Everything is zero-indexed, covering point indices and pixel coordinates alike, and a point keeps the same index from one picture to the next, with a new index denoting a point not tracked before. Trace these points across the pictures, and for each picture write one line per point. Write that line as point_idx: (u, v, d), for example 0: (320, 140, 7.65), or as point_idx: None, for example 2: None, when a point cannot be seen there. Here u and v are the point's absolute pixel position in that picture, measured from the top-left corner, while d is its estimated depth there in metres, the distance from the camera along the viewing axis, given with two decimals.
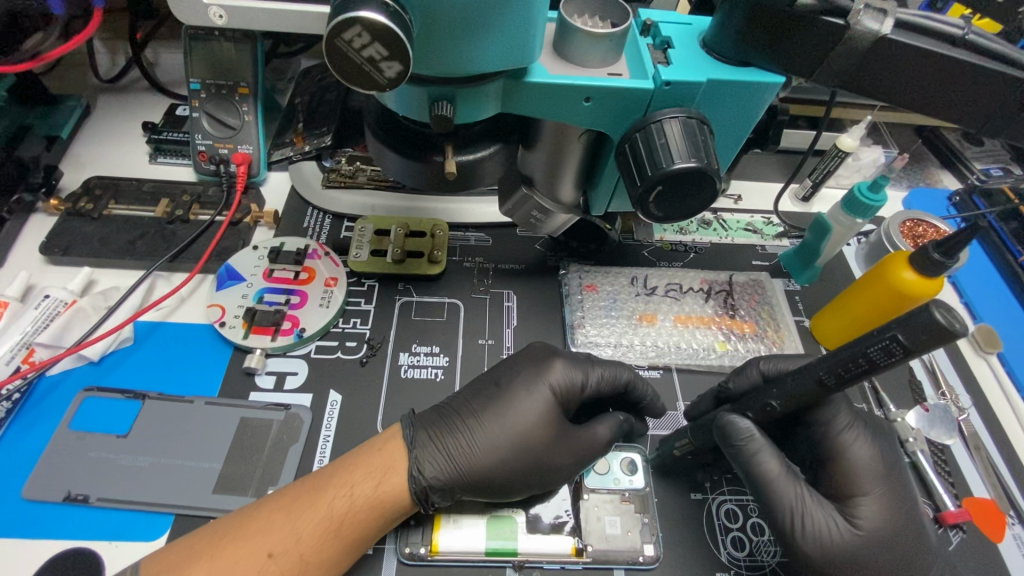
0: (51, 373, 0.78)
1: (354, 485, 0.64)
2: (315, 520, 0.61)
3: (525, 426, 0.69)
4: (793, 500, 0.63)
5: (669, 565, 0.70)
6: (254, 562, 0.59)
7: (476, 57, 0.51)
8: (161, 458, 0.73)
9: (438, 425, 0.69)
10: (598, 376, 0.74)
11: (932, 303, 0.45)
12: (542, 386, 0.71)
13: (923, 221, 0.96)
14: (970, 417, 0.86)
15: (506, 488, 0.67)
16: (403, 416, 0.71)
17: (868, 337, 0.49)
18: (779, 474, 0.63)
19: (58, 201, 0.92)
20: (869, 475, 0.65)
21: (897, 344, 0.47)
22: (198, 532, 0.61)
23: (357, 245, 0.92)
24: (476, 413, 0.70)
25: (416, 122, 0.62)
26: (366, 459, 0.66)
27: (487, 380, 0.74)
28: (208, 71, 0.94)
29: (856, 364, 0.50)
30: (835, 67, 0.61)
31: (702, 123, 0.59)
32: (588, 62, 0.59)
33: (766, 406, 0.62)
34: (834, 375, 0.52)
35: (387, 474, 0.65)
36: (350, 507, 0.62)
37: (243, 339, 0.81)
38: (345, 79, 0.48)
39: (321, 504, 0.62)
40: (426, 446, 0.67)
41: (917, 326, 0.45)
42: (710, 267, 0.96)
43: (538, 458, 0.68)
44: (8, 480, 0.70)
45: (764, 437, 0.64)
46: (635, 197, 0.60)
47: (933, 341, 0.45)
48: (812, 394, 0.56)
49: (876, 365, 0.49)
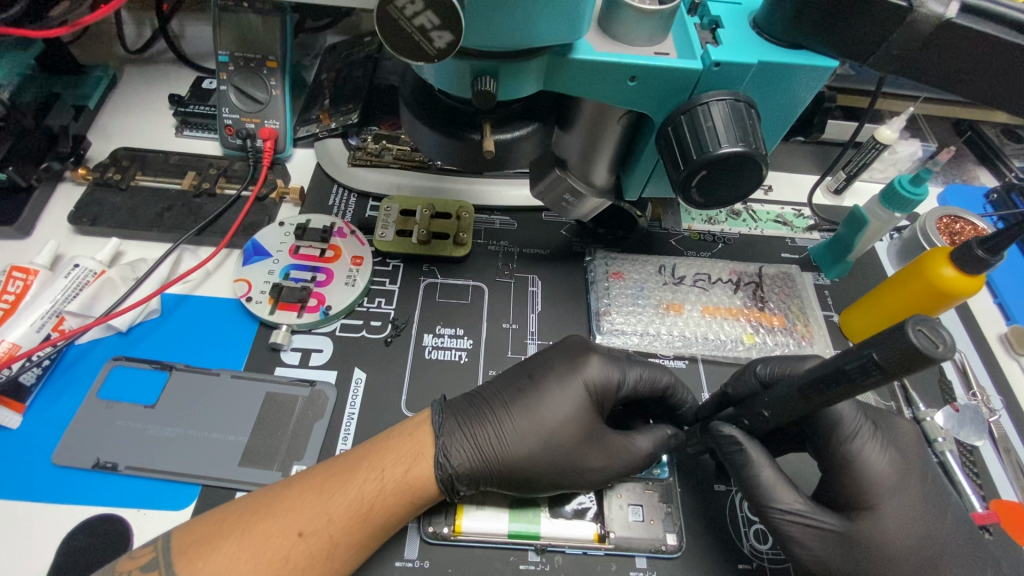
0: (80, 342, 0.79)
1: (384, 468, 0.64)
2: (345, 502, 0.62)
3: (556, 421, 0.68)
4: (789, 512, 0.63)
5: (692, 555, 0.69)
6: (285, 541, 0.59)
7: (523, 32, 0.49)
8: (188, 429, 0.73)
9: (468, 413, 0.69)
10: (635, 375, 0.73)
11: (909, 324, 0.43)
12: (576, 380, 0.70)
13: (961, 217, 0.93)
14: (1001, 419, 0.84)
15: (531, 481, 0.67)
16: (432, 403, 0.71)
17: (849, 354, 0.48)
18: (770, 483, 0.63)
19: (86, 171, 0.92)
20: (882, 487, 0.64)
21: (873, 363, 0.45)
22: (228, 507, 0.62)
23: (383, 225, 0.91)
24: (505, 403, 0.70)
25: (454, 98, 0.61)
26: (396, 443, 0.66)
27: (518, 372, 0.73)
28: (237, 44, 0.93)
29: (839, 382, 0.48)
30: (892, 51, 0.59)
31: (749, 106, 0.57)
32: (635, 39, 0.57)
33: (759, 414, 0.60)
34: (816, 390, 0.51)
35: (417, 459, 0.65)
36: (380, 490, 0.63)
37: (270, 314, 0.81)
38: (394, 48, 0.47)
39: (352, 486, 0.63)
40: (454, 433, 0.67)
41: (890, 345, 0.43)
42: (739, 258, 0.95)
43: (567, 454, 0.67)
44: (39, 445, 0.71)
45: (756, 446, 0.63)
46: (676, 181, 0.58)
47: (911, 366, 0.43)
48: (799, 407, 0.54)
49: (857, 382, 0.47)
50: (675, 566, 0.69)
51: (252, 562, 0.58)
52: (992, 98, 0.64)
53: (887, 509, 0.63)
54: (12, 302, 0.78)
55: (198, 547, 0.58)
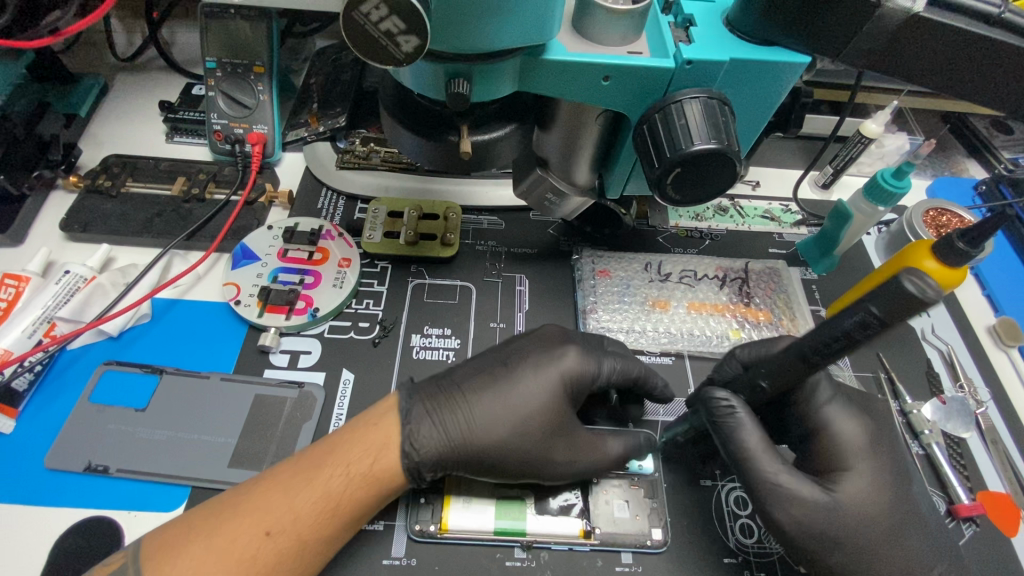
0: (73, 347, 0.80)
1: (349, 463, 0.64)
2: (312, 499, 0.62)
3: (530, 407, 0.69)
4: (778, 478, 0.62)
5: (677, 550, 0.70)
6: (253, 540, 0.60)
7: (492, 33, 0.50)
8: (178, 432, 0.74)
9: (437, 399, 0.69)
10: (610, 366, 0.74)
11: (902, 275, 0.43)
12: (552, 369, 0.71)
13: (947, 210, 0.93)
14: (988, 411, 0.84)
15: (500, 466, 0.67)
16: (400, 389, 0.70)
17: (846, 311, 0.47)
18: (757, 450, 0.62)
19: (78, 178, 0.93)
20: (855, 450, 0.65)
21: (872, 317, 0.45)
22: (195, 509, 0.63)
23: (371, 226, 0.92)
24: (478, 388, 0.70)
25: (431, 100, 0.61)
26: (361, 437, 0.65)
27: (494, 359, 0.73)
28: (224, 50, 0.94)
29: (838, 341, 0.48)
30: (862, 46, 0.60)
31: (723, 103, 0.58)
32: (608, 39, 0.58)
33: (758, 386, 0.61)
34: (818, 352, 0.51)
35: (382, 452, 0.65)
36: (347, 485, 0.63)
37: (259, 317, 0.82)
38: (364, 54, 0.48)
39: (318, 483, 0.63)
40: (423, 420, 0.67)
41: (888, 295, 0.43)
42: (725, 254, 0.95)
43: (539, 441, 0.68)
44: (31, 449, 0.72)
45: (748, 413, 0.64)
46: (652, 178, 0.59)
47: (908, 313, 0.43)
48: (798, 373, 0.55)
49: (857, 339, 0.47)
50: (661, 560, 0.69)
51: (222, 561, 0.58)
52: (969, 89, 0.64)
53: (861, 471, 0.64)
54: (4, 309, 0.79)
55: (170, 547, 0.59)
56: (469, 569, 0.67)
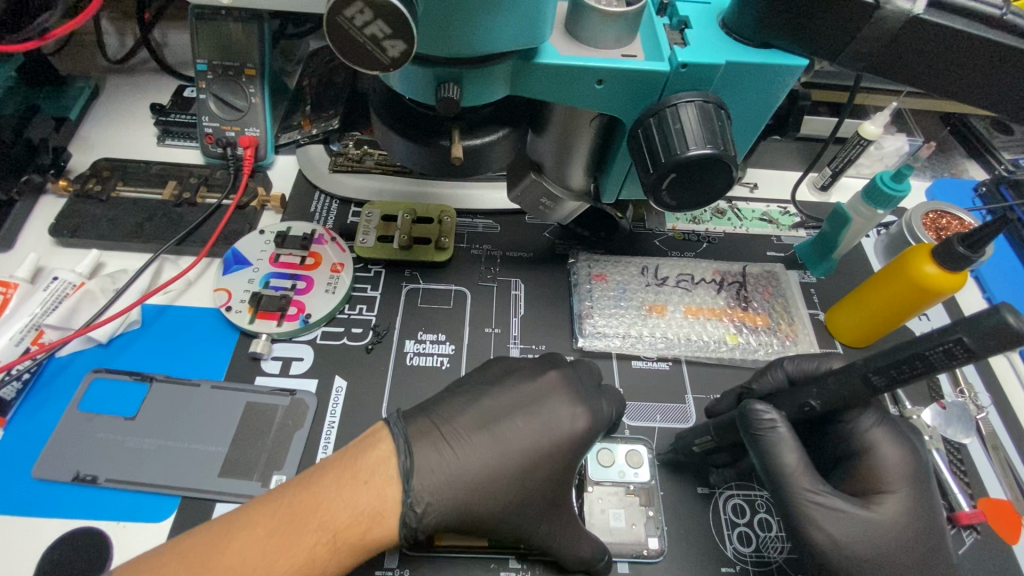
0: (61, 355, 0.79)
1: (338, 530, 0.58)
2: (294, 564, 0.57)
3: (532, 472, 0.66)
4: (816, 495, 0.59)
5: (673, 560, 0.69)
6: None
7: (481, 37, 0.49)
8: (168, 441, 0.73)
9: (432, 443, 0.65)
10: (608, 405, 0.72)
11: (1003, 308, 0.45)
12: (558, 433, 0.68)
13: (947, 212, 0.92)
14: (989, 416, 0.83)
15: (494, 530, 0.65)
16: (392, 438, 0.64)
17: (927, 339, 0.48)
18: (795, 470, 0.60)
19: (67, 183, 0.92)
20: (897, 474, 0.63)
21: (960, 346, 0.46)
22: (153, 562, 0.56)
23: (364, 230, 0.91)
24: (483, 444, 0.66)
25: (421, 104, 0.60)
26: (351, 498, 0.60)
27: (496, 409, 0.69)
28: (215, 52, 0.93)
29: (912, 366, 0.48)
30: (860, 48, 0.59)
31: (719, 107, 0.57)
32: (601, 42, 0.57)
33: (806, 406, 0.60)
34: (885, 376, 0.51)
35: (376, 519, 0.60)
36: (333, 552, 0.58)
37: (250, 324, 0.81)
38: (350, 59, 0.47)
39: (301, 548, 0.57)
40: (423, 480, 0.63)
41: (980, 326, 0.45)
42: (723, 257, 0.94)
43: (538, 511, 0.65)
44: (18, 459, 0.71)
45: (790, 429, 0.61)
46: (647, 183, 0.58)
47: (999, 343, 0.45)
48: (856, 394, 0.54)
49: (932, 366, 0.48)
50: (657, 570, 0.68)
51: None
52: (971, 91, 0.63)
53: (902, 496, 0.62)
54: None
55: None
56: None
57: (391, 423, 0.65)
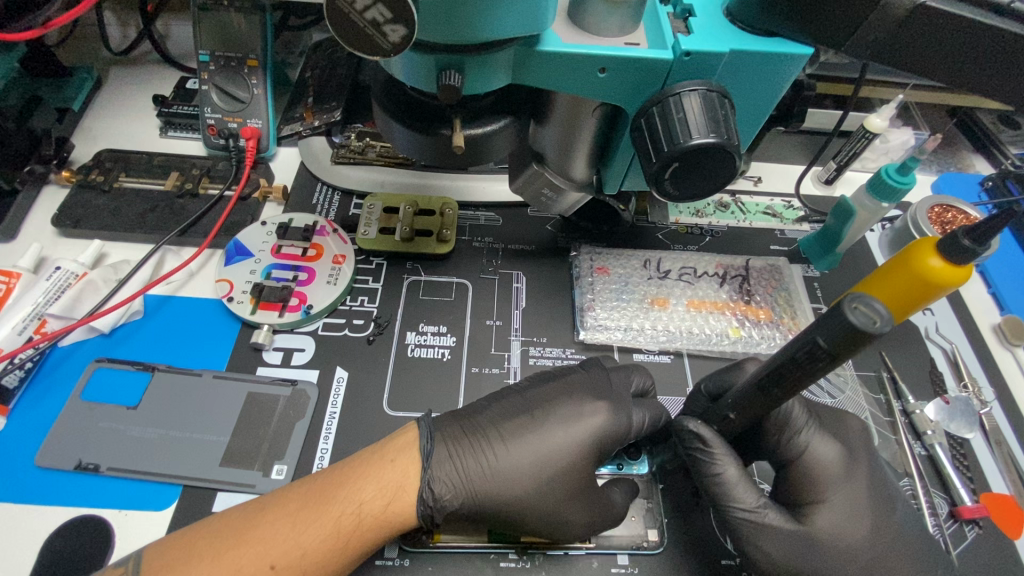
0: (63, 344, 0.79)
1: (362, 502, 0.60)
2: (321, 535, 0.59)
3: (556, 465, 0.65)
4: (751, 513, 0.61)
5: (674, 552, 0.69)
6: (256, 574, 0.56)
7: (482, 23, 0.48)
8: (169, 430, 0.73)
9: (460, 442, 0.66)
10: (640, 418, 0.71)
11: (846, 304, 0.42)
12: (581, 427, 0.67)
13: (952, 206, 0.92)
14: (993, 411, 0.83)
15: (517, 523, 0.64)
16: (420, 423, 0.67)
17: (797, 341, 0.47)
18: (735, 482, 0.62)
19: (70, 173, 0.92)
20: (829, 476, 0.63)
21: (818, 347, 0.44)
22: (196, 530, 0.59)
23: (366, 223, 0.90)
24: (505, 437, 0.67)
25: (424, 93, 0.60)
26: (378, 472, 0.62)
27: (522, 403, 0.70)
28: (217, 43, 0.93)
29: (793, 372, 0.48)
30: (868, 36, 0.58)
31: (722, 96, 0.56)
32: (604, 30, 0.56)
33: (726, 417, 0.60)
34: (777, 386, 0.50)
35: (398, 492, 0.62)
36: (358, 525, 0.60)
37: (251, 314, 0.81)
38: (351, 45, 0.47)
39: (329, 516, 0.59)
40: (443, 463, 0.64)
41: (832, 325, 0.42)
42: (727, 251, 0.94)
43: (558, 505, 0.64)
44: (21, 447, 0.71)
45: (720, 442, 0.62)
46: (650, 173, 0.57)
47: (855, 346, 0.42)
48: (759, 401, 0.54)
49: (810, 369, 0.46)
50: (657, 562, 0.68)
51: None
52: (976, 81, 0.62)
53: (834, 500, 0.63)
54: None
55: (165, 571, 0.56)
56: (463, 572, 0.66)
57: (420, 422, 0.67)
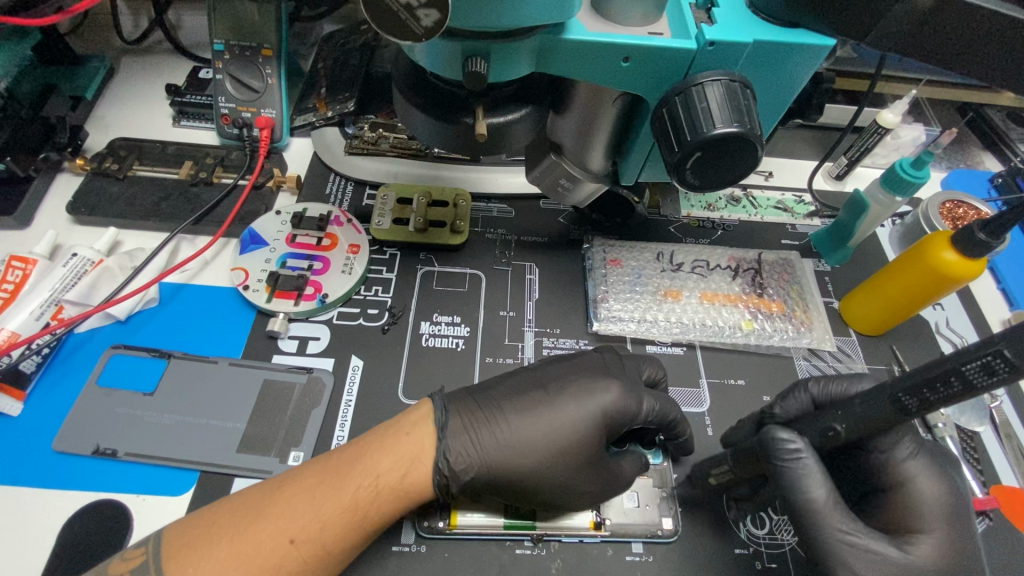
0: (80, 331, 0.79)
1: (379, 474, 0.61)
2: (339, 508, 0.59)
3: (569, 436, 0.66)
4: (849, 535, 0.56)
5: (688, 540, 0.69)
6: (276, 546, 0.57)
7: (510, 10, 0.48)
8: (186, 417, 0.73)
9: (473, 413, 0.66)
10: (649, 406, 0.70)
11: None
12: (591, 395, 0.68)
13: (964, 202, 0.92)
14: (1003, 405, 0.83)
15: (534, 489, 0.65)
16: (433, 397, 0.68)
17: (966, 353, 0.45)
18: (824, 505, 0.56)
19: (84, 161, 0.92)
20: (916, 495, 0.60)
21: (999, 360, 0.42)
22: (215, 509, 0.60)
23: (380, 213, 0.91)
24: (519, 410, 0.67)
25: (446, 81, 0.60)
26: (393, 444, 0.63)
27: (534, 379, 0.70)
28: (231, 32, 0.93)
29: (948, 384, 0.45)
30: (891, 28, 0.59)
31: (744, 86, 0.57)
32: (627, 20, 0.57)
33: (830, 431, 0.55)
34: (917, 398, 0.48)
35: (413, 464, 0.62)
36: (375, 496, 0.60)
37: (267, 303, 0.82)
38: (380, 27, 0.48)
39: (346, 489, 0.60)
40: (458, 434, 0.64)
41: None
42: (738, 244, 0.94)
43: (571, 475, 0.65)
44: (38, 432, 0.72)
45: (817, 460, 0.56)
46: (671, 163, 0.58)
47: None
48: (886, 419, 0.51)
49: (973, 386, 0.44)
50: (672, 550, 0.69)
51: (243, 567, 0.56)
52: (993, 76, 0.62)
53: None
54: (11, 292, 0.79)
55: (188, 550, 0.57)
56: (479, 560, 0.67)
57: (433, 396, 0.67)
